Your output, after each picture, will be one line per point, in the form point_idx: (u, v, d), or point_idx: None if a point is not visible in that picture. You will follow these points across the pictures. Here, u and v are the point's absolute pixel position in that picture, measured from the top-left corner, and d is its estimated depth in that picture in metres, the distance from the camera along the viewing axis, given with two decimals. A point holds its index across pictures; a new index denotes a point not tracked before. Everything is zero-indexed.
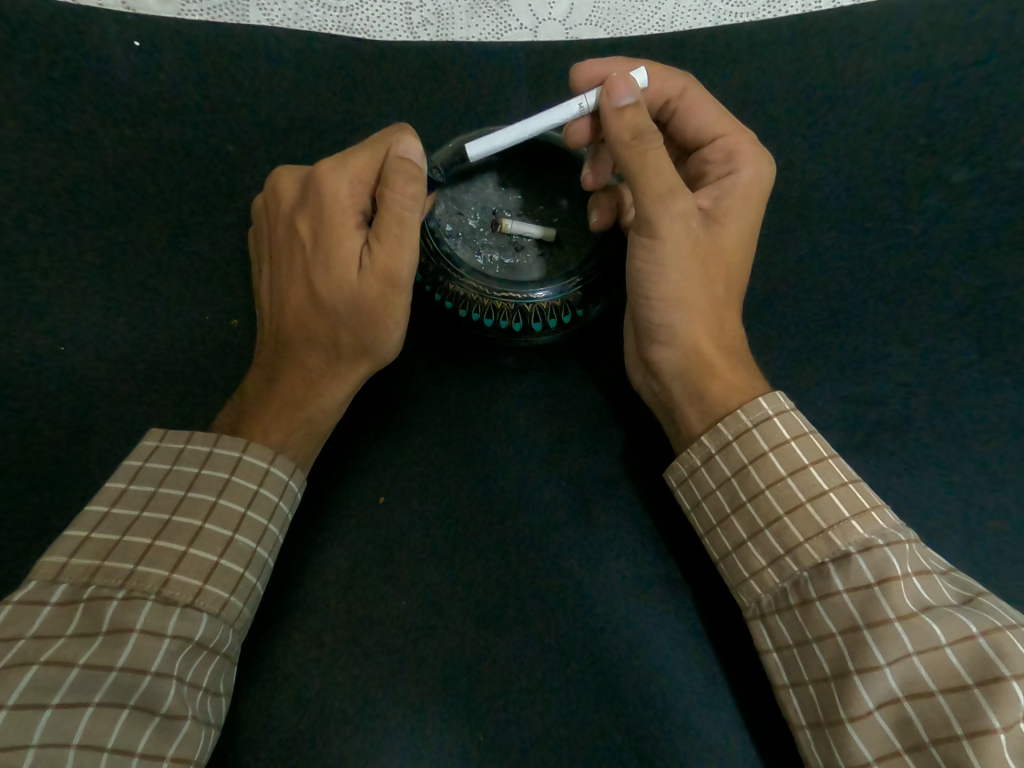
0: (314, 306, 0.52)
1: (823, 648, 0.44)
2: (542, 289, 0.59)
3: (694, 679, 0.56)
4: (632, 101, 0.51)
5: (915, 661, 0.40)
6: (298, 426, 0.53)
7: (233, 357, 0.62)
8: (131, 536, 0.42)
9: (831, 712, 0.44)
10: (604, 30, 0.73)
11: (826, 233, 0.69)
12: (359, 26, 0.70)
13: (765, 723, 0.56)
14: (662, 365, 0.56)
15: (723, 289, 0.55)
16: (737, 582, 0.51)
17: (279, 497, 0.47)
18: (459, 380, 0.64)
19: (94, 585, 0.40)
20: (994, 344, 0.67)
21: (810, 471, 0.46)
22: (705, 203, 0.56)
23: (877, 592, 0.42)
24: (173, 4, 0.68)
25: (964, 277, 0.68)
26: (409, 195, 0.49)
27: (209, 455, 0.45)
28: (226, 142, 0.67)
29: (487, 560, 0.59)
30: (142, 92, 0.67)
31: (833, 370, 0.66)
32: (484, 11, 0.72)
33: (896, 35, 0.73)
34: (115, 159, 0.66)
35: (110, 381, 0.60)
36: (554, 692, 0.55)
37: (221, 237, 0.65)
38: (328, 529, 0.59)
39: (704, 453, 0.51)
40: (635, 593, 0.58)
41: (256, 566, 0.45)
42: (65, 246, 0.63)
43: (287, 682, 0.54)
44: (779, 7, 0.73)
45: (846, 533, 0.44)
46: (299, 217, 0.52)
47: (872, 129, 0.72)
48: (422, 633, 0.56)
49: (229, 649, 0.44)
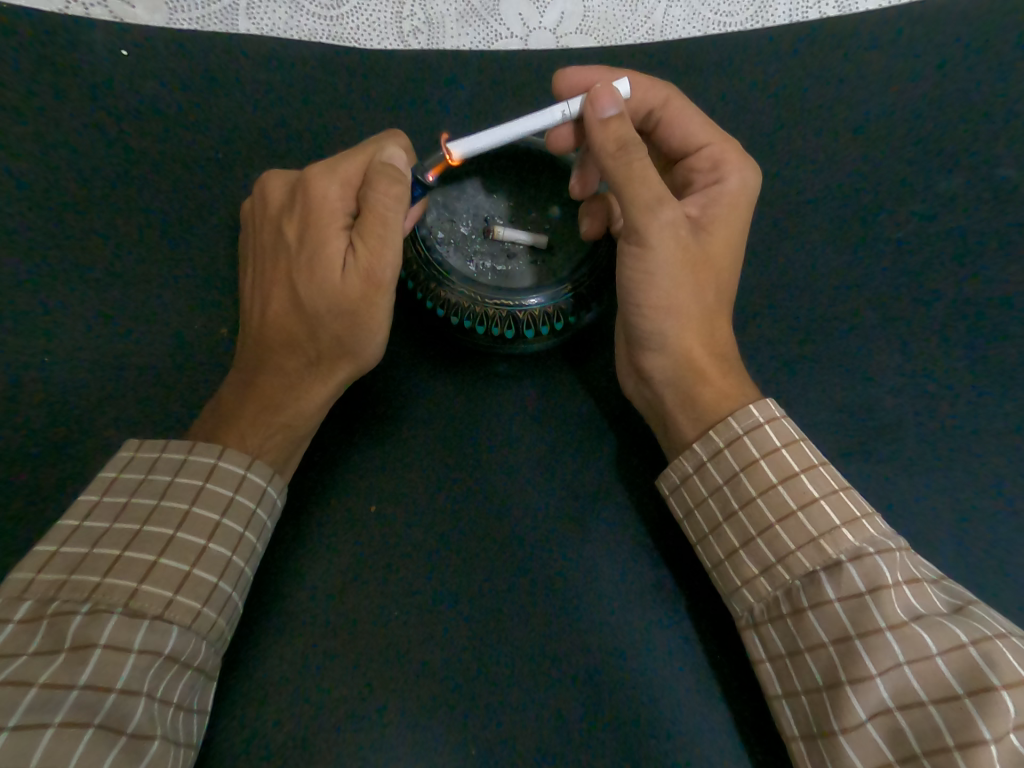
0: (297, 309, 0.51)
1: (814, 658, 0.44)
2: (534, 295, 0.58)
3: (686, 692, 0.56)
4: (616, 112, 0.51)
5: (906, 671, 0.40)
6: (276, 430, 0.52)
7: (220, 366, 0.62)
8: (102, 548, 0.41)
9: (824, 723, 0.43)
10: (594, 39, 0.73)
11: (816, 240, 0.69)
12: (349, 35, 0.70)
13: (762, 730, 0.55)
14: (654, 372, 0.55)
15: (713, 297, 0.55)
16: (729, 591, 0.50)
17: (256, 504, 0.47)
18: (449, 388, 0.64)
19: (59, 599, 0.39)
20: (988, 351, 0.66)
21: (801, 478, 0.46)
22: (692, 211, 0.56)
23: (868, 601, 0.42)
24: (162, 14, 0.68)
25: (958, 284, 0.68)
26: (392, 196, 0.49)
27: (184, 462, 0.45)
28: (214, 150, 0.67)
29: (477, 569, 0.58)
30: (129, 100, 0.67)
31: (824, 376, 0.65)
32: (474, 19, 0.72)
33: (884, 46, 0.73)
34: (103, 168, 0.66)
35: (97, 389, 0.60)
36: (545, 705, 0.54)
37: (208, 243, 0.65)
38: (316, 537, 0.58)
39: (695, 461, 0.51)
40: (626, 603, 0.58)
41: (230, 575, 0.45)
42: (53, 255, 0.63)
43: (271, 692, 0.54)
44: (767, 18, 0.74)
45: (837, 540, 0.44)
46: (286, 220, 0.52)
47: (862, 137, 0.72)
48: (410, 642, 0.56)
49: (202, 662, 0.44)
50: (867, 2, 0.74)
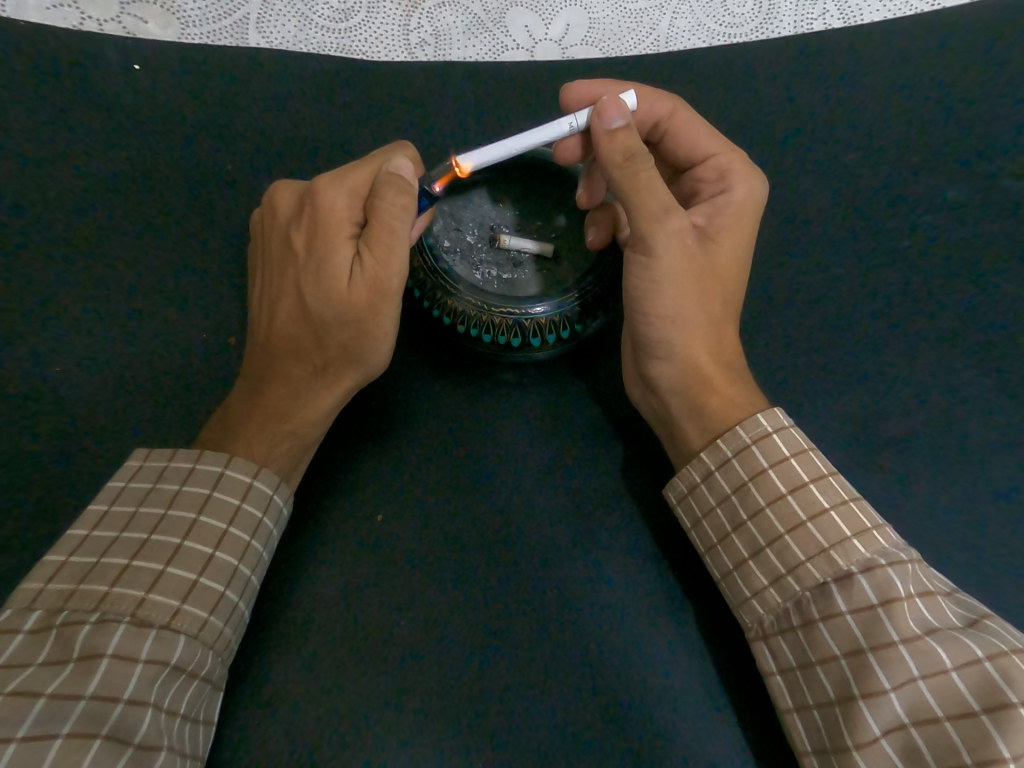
0: (305, 317, 0.52)
1: (826, 671, 0.43)
2: (540, 304, 0.58)
3: (693, 703, 0.55)
4: (623, 123, 0.51)
5: (920, 685, 0.39)
6: (282, 439, 0.52)
7: (228, 374, 0.62)
8: (109, 558, 0.41)
9: (837, 739, 0.42)
10: (600, 50, 0.73)
11: (822, 249, 0.69)
12: (357, 47, 0.71)
13: (772, 743, 0.54)
14: (660, 381, 0.55)
15: (720, 306, 0.55)
16: (738, 602, 0.49)
17: (263, 513, 0.47)
18: (455, 396, 0.64)
19: (67, 609, 0.39)
20: (997, 360, 0.66)
21: (810, 488, 0.45)
22: (699, 220, 0.56)
23: (881, 614, 0.41)
24: (174, 28, 0.69)
25: (966, 294, 0.68)
26: (400, 206, 0.49)
27: (191, 471, 0.46)
28: (223, 162, 0.68)
29: (482, 579, 0.58)
30: (140, 112, 0.68)
31: (831, 385, 0.65)
32: (481, 32, 0.73)
33: (890, 55, 0.73)
34: (114, 180, 0.67)
35: (107, 397, 0.61)
36: (551, 716, 0.54)
37: (218, 252, 0.66)
38: (322, 546, 0.58)
39: (703, 470, 0.50)
40: (634, 613, 0.57)
41: (237, 585, 0.45)
42: (65, 265, 0.64)
43: (277, 702, 0.53)
44: (771, 29, 0.74)
45: (848, 551, 0.43)
46: (295, 229, 0.53)
47: (868, 146, 0.72)
48: (416, 652, 0.55)
49: (209, 672, 0.44)
50: (872, 12, 0.74)
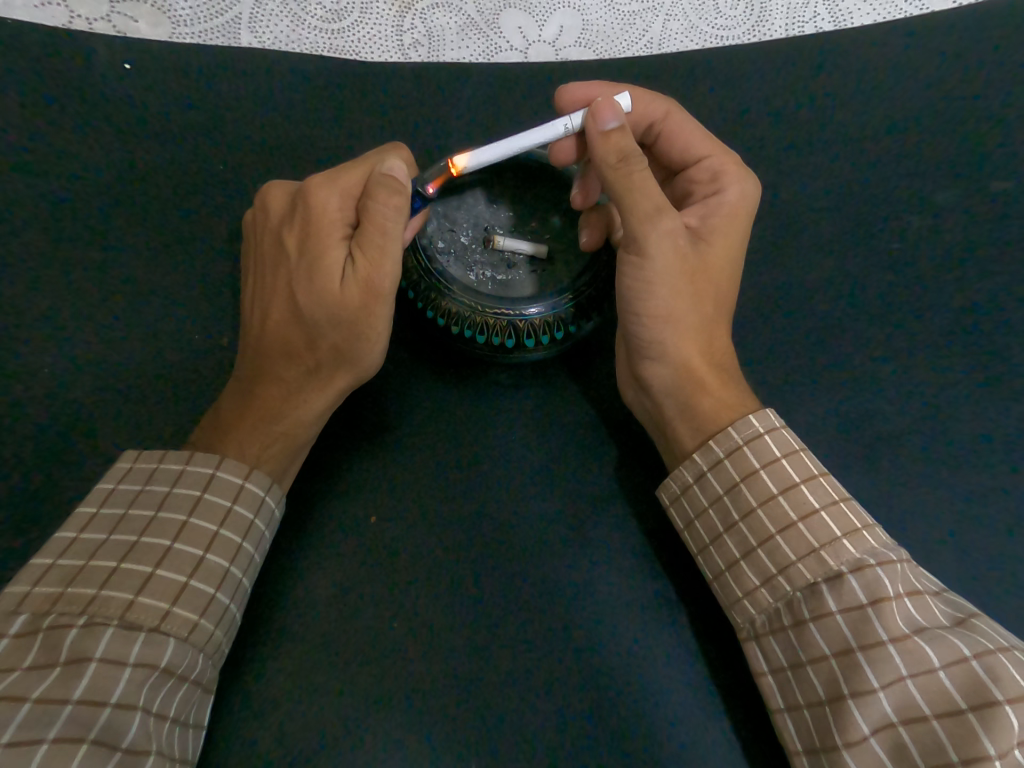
0: (296, 318, 0.51)
1: (816, 670, 0.43)
2: (534, 305, 0.58)
3: (685, 703, 0.55)
4: (617, 124, 0.52)
5: (909, 684, 0.39)
6: (274, 440, 0.52)
7: (221, 374, 0.62)
8: (98, 560, 0.41)
9: (827, 738, 0.42)
10: (593, 52, 0.73)
11: (814, 250, 0.69)
12: (350, 48, 0.71)
13: (764, 741, 0.54)
14: (653, 382, 0.55)
15: (713, 307, 0.55)
16: (730, 603, 0.50)
17: (254, 515, 0.47)
18: (449, 397, 0.64)
19: (54, 613, 0.39)
20: (986, 362, 0.66)
21: (801, 489, 0.46)
22: (692, 222, 0.56)
23: (870, 614, 0.41)
24: (164, 27, 0.69)
25: (956, 296, 0.68)
26: (392, 207, 0.49)
27: (181, 473, 0.45)
28: (216, 162, 0.68)
29: (476, 581, 0.58)
30: (132, 112, 0.68)
31: (823, 386, 0.65)
32: (474, 33, 0.73)
33: (881, 59, 0.74)
34: (106, 180, 0.66)
35: (98, 397, 0.60)
36: (544, 717, 0.54)
37: (212, 251, 0.65)
38: (314, 547, 0.58)
39: (695, 470, 0.50)
40: (627, 613, 0.57)
41: (228, 587, 0.44)
42: (56, 265, 0.64)
43: (268, 703, 0.53)
44: (763, 32, 0.74)
45: (838, 552, 0.43)
46: (287, 230, 0.52)
47: (859, 149, 0.72)
48: (409, 652, 0.55)
49: (199, 675, 0.43)
50: (864, 17, 0.74)
